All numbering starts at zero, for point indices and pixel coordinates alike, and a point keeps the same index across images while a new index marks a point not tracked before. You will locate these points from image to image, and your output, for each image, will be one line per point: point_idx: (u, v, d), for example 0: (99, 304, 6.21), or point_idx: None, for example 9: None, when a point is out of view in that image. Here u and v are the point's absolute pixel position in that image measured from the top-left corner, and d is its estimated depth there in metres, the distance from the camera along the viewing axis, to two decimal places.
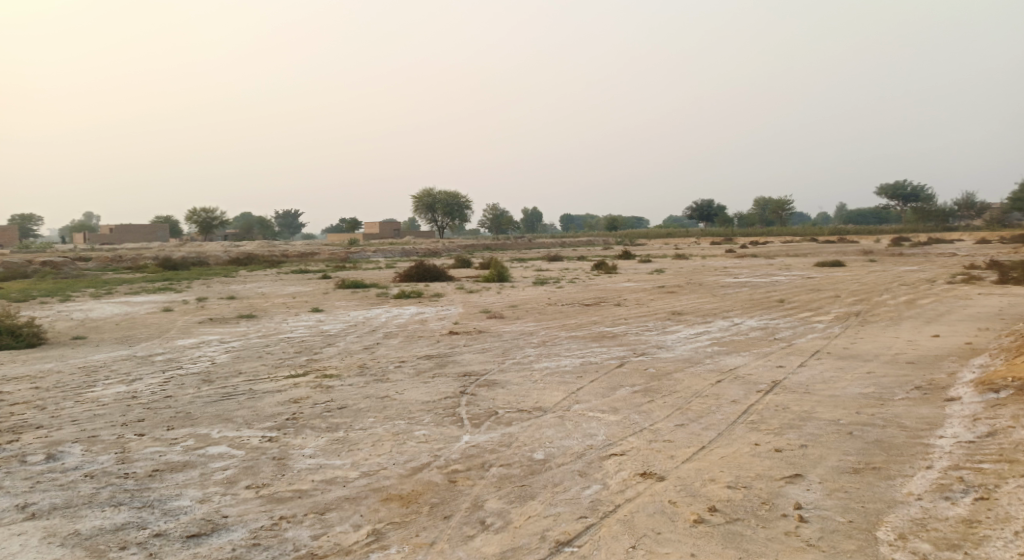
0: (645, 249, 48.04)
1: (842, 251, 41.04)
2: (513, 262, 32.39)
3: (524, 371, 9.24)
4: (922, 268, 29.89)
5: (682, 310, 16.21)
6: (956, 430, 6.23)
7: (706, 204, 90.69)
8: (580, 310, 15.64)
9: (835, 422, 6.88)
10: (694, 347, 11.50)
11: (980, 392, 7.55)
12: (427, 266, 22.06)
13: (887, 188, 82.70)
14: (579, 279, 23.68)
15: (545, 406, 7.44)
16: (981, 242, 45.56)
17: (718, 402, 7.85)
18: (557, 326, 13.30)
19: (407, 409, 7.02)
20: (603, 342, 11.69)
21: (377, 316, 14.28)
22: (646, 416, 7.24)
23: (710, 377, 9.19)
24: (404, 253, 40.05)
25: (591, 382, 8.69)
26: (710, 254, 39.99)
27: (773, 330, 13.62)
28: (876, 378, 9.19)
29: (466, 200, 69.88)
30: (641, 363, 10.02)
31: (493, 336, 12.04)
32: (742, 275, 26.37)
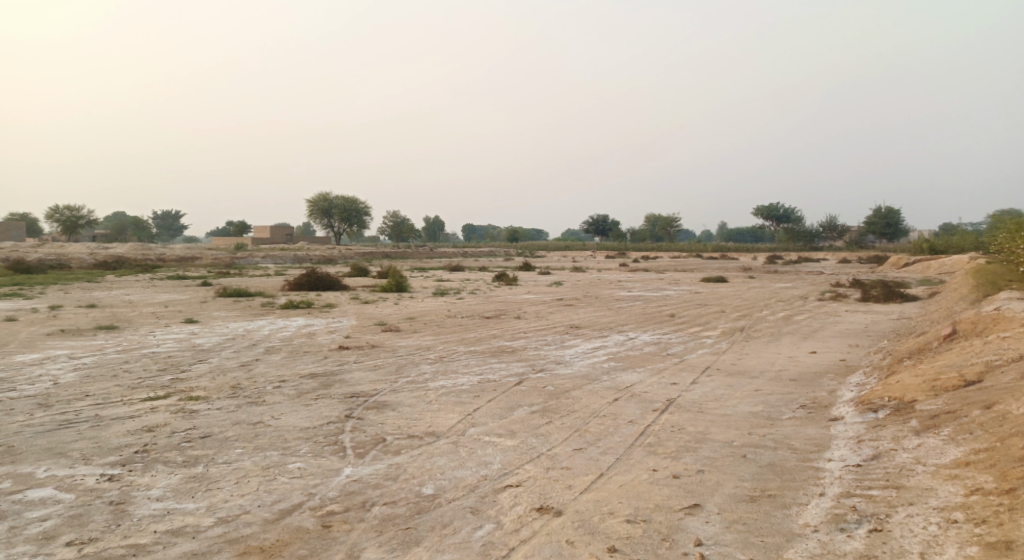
0: (543, 260, 48.32)
1: (726, 267, 42.90)
2: (411, 271, 31.60)
3: (417, 391, 8.73)
4: (798, 285, 31.59)
5: (579, 324, 16.14)
6: (843, 453, 6.27)
7: (601, 219, 92.84)
8: (476, 324, 15.23)
9: (729, 444, 6.81)
10: (592, 362, 11.37)
11: (860, 411, 7.68)
12: (318, 274, 21.05)
13: (764, 210, 87.61)
14: (479, 290, 23.34)
15: (437, 431, 6.99)
16: (846, 262, 49.09)
17: (615, 423, 7.65)
18: (454, 340, 12.84)
19: (281, 437, 6.59)
20: (500, 357, 11.34)
21: (259, 329, 13.30)
22: (544, 439, 6.92)
23: (608, 395, 9.02)
24: (296, 259, 38.39)
25: (488, 402, 8.31)
26: (606, 267, 40.71)
27: (666, 345, 13.77)
28: (764, 395, 9.33)
29: (363, 206, 67.96)
30: (539, 380, 9.74)
31: (386, 352, 11.42)
32: (636, 288, 26.92)
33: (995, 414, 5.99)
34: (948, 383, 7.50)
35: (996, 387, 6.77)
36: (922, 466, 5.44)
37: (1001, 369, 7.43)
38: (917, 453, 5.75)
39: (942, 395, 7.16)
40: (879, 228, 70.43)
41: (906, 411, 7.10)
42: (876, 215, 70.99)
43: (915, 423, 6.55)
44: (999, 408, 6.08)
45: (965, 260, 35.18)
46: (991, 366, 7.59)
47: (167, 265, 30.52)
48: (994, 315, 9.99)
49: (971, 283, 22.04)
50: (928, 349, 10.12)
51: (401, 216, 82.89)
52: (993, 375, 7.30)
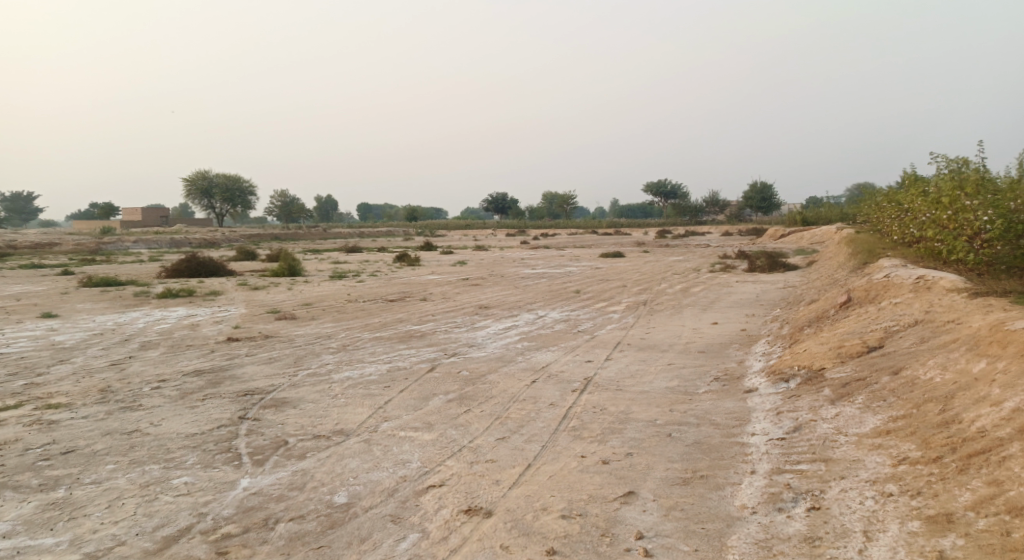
0: (442, 239, 47.52)
1: (621, 242, 43.80)
2: (304, 253, 30.18)
3: (320, 385, 8.07)
4: (690, 257, 32.63)
5: (486, 304, 15.77)
6: (765, 426, 6.23)
7: (499, 196, 92.86)
8: (379, 308, 14.54)
9: (652, 423, 6.66)
10: (504, 343, 11.04)
11: (774, 382, 7.75)
12: (202, 260, 19.57)
13: (653, 186, 90.36)
14: (379, 271, 22.48)
15: (346, 429, 6.43)
16: (729, 234, 51.36)
17: (535, 408, 7.34)
18: (357, 326, 12.16)
19: (162, 447, 5.85)
20: (408, 343, 10.78)
21: (134, 322, 12.07)
22: (463, 430, 6.52)
23: (524, 378, 8.70)
24: (175, 244, 35.85)
25: (400, 393, 7.79)
26: (505, 245, 40.53)
27: (575, 322, 13.66)
28: (677, 369, 9.32)
29: (247, 185, 64.57)
30: (452, 365, 9.30)
31: (282, 342, 10.60)
32: (538, 265, 26.87)
33: (905, 379, 6.09)
34: (853, 349, 7.67)
35: (900, 351, 6.95)
36: (844, 436, 5.43)
37: (900, 333, 7.67)
38: (838, 423, 5.76)
39: (850, 362, 7.30)
40: (755, 201, 74.24)
41: (817, 380, 7.18)
42: (752, 190, 74.77)
43: (829, 392, 6.62)
44: (907, 373, 6.20)
45: (837, 229, 37.49)
46: (892, 332, 7.83)
47: (25, 254, 27.59)
48: (884, 282, 10.43)
49: (848, 250, 23.38)
50: (826, 316, 10.44)
51: (291, 196, 79.39)
52: (894, 339, 7.51)
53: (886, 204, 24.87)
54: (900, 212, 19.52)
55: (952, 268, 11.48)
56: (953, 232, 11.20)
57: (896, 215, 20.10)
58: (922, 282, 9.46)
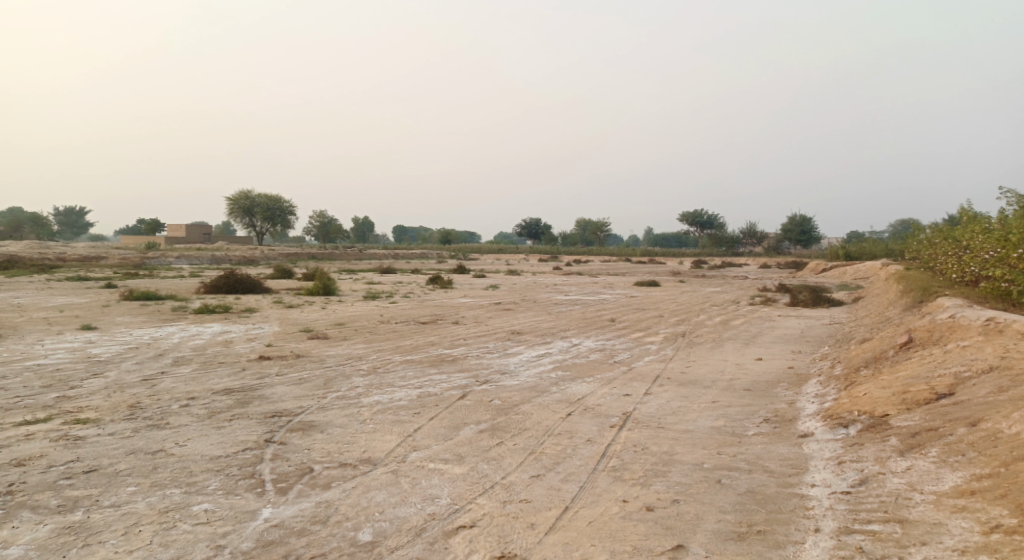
0: (477, 263, 47.47)
1: (657, 271, 43.17)
2: (339, 273, 30.19)
3: (349, 409, 7.74)
4: (728, 289, 31.87)
5: (520, 330, 15.38)
6: (826, 477, 5.71)
7: (534, 222, 92.76)
8: (411, 330, 14.26)
9: (699, 467, 6.18)
10: (538, 372, 10.62)
11: (830, 427, 7.21)
12: (238, 276, 19.58)
13: (689, 216, 89.42)
14: (413, 293, 22.28)
15: (373, 458, 6.07)
16: (767, 267, 50.39)
17: (573, 444, 6.91)
18: (389, 349, 11.86)
19: (186, 470, 5.55)
20: (440, 368, 10.44)
21: (168, 336, 11.96)
22: (496, 465, 6.11)
23: (560, 410, 8.28)
24: (214, 260, 36.27)
25: (430, 420, 7.42)
26: (539, 271, 40.19)
27: (612, 352, 13.18)
28: (722, 407, 8.80)
29: (287, 204, 65.49)
30: (485, 393, 8.92)
31: (313, 362, 10.34)
32: (573, 292, 26.43)
33: (984, 433, 5.55)
34: (919, 396, 7.12)
35: (975, 402, 6.41)
36: (919, 494, 4.90)
37: (973, 381, 7.10)
38: (910, 478, 5.22)
39: (917, 410, 6.76)
40: (793, 235, 72.91)
41: (881, 428, 6.64)
42: (790, 222, 73.42)
43: (896, 442, 6.08)
44: (987, 426, 5.66)
45: (880, 265, 36.45)
46: (962, 379, 7.27)
47: (69, 266, 28.09)
48: (948, 323, 9.85)
49: (897, 288, 22.55)
50: (883, 357, 9.85)
51: (329, 216, 80.39)
52: (966, 388, 6.96)
53: (938, 240, 24.19)
54: (956, 249, 18.92)
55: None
56: None
57: (951, 252, 19.49)
58: (991, 324, 8.92)
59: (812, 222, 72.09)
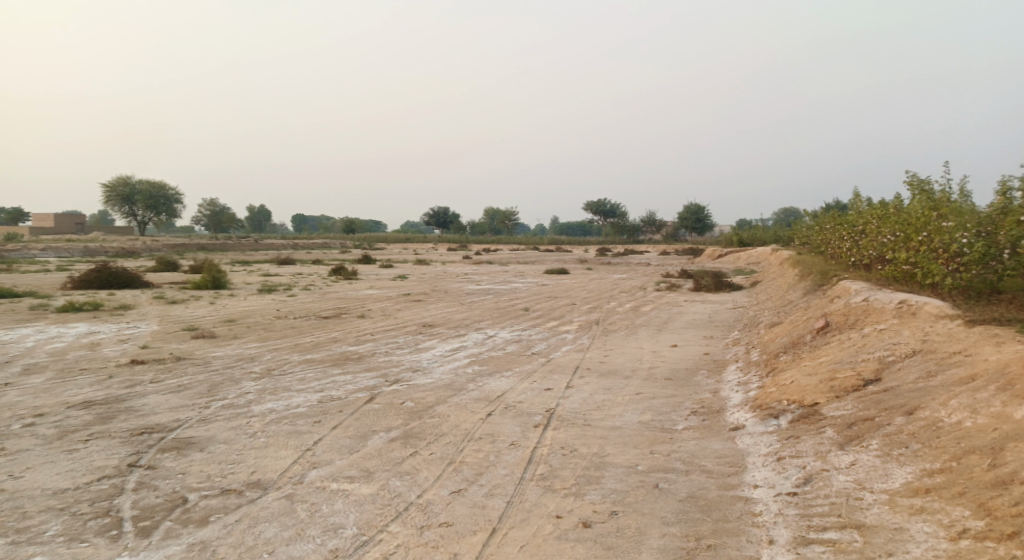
0: (380, 253, 46.00)
1: (563, 259, 43.25)
2: (230, 266, 28.36)
3: (235, 420, 6.80)
4: (633, 276, 32.14)
5: (431, 322, 14.59)
6: (767, 476, 5.34)
7: (440, 211, 91.13)
8: (311, 326, 13.19)
9: (634, 471, 5.68)
10: (453, 368, 9.92)
11: (761, 419, 6.91)
12: (111, 270, 17.77)
13: (592, 205, 90.54)
14: (314, 285, 20.98)
15: (263, 481, 5.22)
16: (666, 254, 51.62)
17: (495, 450, 6.27)
18: (285, 347, 10.82)
19: (19, 513, 4.53)
20: (344, 367, 9.54)
21: (24, 340, 10.45)
22: (410, 481, 5.41)
23: (478, 411, 7.61)
24: (88, 253, 33.26)
25: (333, 430, 6.61)
26: (447, 260, 39.30)
27: (529, 343, 12.64)
28: (648, 399, 8.40)
29: (171, 192, 61.34)
30: (395, 395, 8.14)
31: (195, 365, 9.21)
32: (483, 282, 25.81)
33: (924, 422, 5.33)
34: (846, 384, 6.93)
35: (906, 389, 6.25)
36: (869, 494, 4.57)
37: (898, 366, 7.00)
38: (857, 475, 4.90)
39: (849, 399, 6.57)
40: (688, 224, 75.14)
41: (814, 420, 6.37)
42: (686, 212, 75.56)
43: (834, 434, 5.80)
44: (925, 415, 5.45)
45: (771, 251, 37.88)
46: (887, 364, 7.16)
47: None
48: (862, 306, 9.88)
49: (794, 271, 23.26)
50: (801, 343, 9.76)
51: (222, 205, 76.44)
52: (893, 373, 6.84)
53: (829, 226, 25.24)
54: (850, 233, 19.66)
55: (928, 293, 11.34)
56: (929, 256, 11.21)
57: (845, 237, 20.28)
58: (905, 307, 8.97)
59: (706, 212, 74.37)
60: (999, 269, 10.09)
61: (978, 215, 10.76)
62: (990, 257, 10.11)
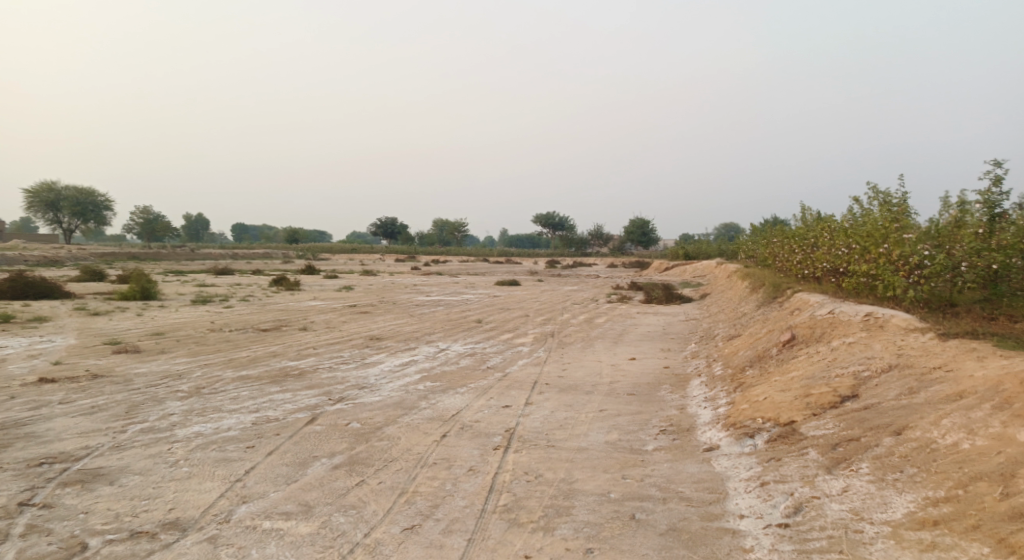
0: (326, 263, 44.67)
1: (514, 271, 42.74)
2: (164, 275, 26.88)
3: (154, 447, 6.06)
4: (584, 288, 31.70)
5: (379, 335, 13.86)
6: (753, 504, 4.89)
7: (388, 221, 89.77)
8: (248, 339, 12.30)
9: (607, 499, 5.17)
10: (403, 384, 9.25)
11: (736, 438, 6.47)
12: (27, 279, 16.48)
13: (541, 217, 90.32)
14: (253, 296, 19.94)
15: (182, 520, 4.73)
16: (614, 267, 51.69)
17: (451, 477, 5.65)
18: (218, 363, 9.97)
19: None
20: (283, 385, 8.78)
21: None
22: (357, 518, 4.80)
23: (432, 432, 6.98)
24: (6, 262, 31.17)
25: (268, 457, 5.91)
26: (395, 271, 38.17)
27: (483, 357, 12.04)
28: (612, 416, 7.91)
29: (100, 198, 58.63)
30: (340, 415, 7.45)
31: (114, 384, 8.32)
32: (433, 293, 25.08)
33: (916, 444, 4.92)
34: (823, 401, 6.55)
35: (889, 406, 5.87)
36: (871, 526, 4.15)
37: (875, 381, 6.68)
38: (853, 504, 4.47)
39: (827, 417, 6.18)
40: (636, 236, 75.47)
41: (794, 440, 5.94)
42: (632, 226, 76.05)
43: (818, 455, 5.38)
44: (916, 435, 5.04)
45: (716, 264, 38.13)
46: (864, 379, 6.83)
47: None
48: (827, 319, 9.60)
49: (744, 283, 23.22)
50: (767, 357, 9.43)
51: (155, 213, 73.14)
52: (871, 389, 6.50)
53: (776, 239, 25.42)
54: (800, 245, 19.67)
55: (889, 305, 11.21)
56: (889, 266, 11.05)
57: (795, 249, 20.28)
58: (872, 319, 8.72)
59: (651, 225, 74.98)
60: (958, 281, 9.99)
61: (937, 227, 10.69)
62: (950, 269, 10.00)
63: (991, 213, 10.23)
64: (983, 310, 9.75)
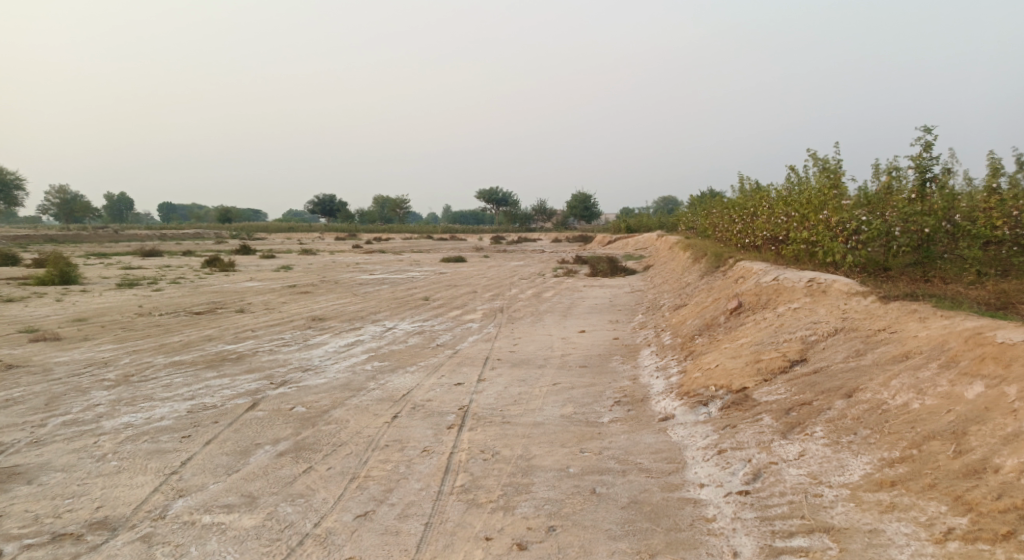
0: (263, 243, 43.46)
1: (459, 247, 42.45)
2: (88, 259, 25.65)
3: (78, 441, 5.77)
4: (529, 263, 31.67)
5: (322, 315, 13.48)
6: (711, 472, 4.88)
7: (327, 199, 87.86)
8: (181, 323, 11.80)
9: (565, 474, 5.09)
10: (349, 365, 8.98)
11: (690, 406, 6.47)
12: None
13: (484, 194, 89.76)
14: (186, 279, 19.19)
15: (112, 518, 4.44)
16: (558, 241, 51.82)
17: (404, 459, 5.48)
18: (149, 349, 9.51)
19: None
20: (221, 370, 8.43)
21: None
22: (306, 507, 4.60)
23: (382, 413, 6.77)
24: None
25: (205, 447, 5.68)
26: (336, 249, 37.40)
27: (431, 334, 11.84)
28: (565, 389, 7.84)
29: (14, 179, 55.44)
30: (283, 399, 7.17)
31: (33, 375, 7.83)
32: (377, 271, 24.63)
33: (868, 405, 4.97)
34: (773, 366, 6.60)
35: (838, 370, 5.93)
36: (829, 489, 4.19)
37: (823, 345, 6.76)
38: (810, 468, 4.49)
39: (779, 382, 6.22)
40: (580, 210, 75.74)
41: (748, 406, 5.95)
42: (575, 200, 76.35)
43: (773, 420, 5.41)
44: (868, 397, 5.09)
45: (658, 236, 38.61)
46: (811, 344, 6.92)
47: None
48: (772, 285, 9.72)
49: (687, 253, 23.53)
50: (715, 325, 9.51)
51: (72, 192, 69.78)
52: (819, 353, 6.58)
53: (716, 209, 25.82)
54: (740, 215, 19.96)
55: (829, 270, 11.44)
56: (828, 232, 11.25)
57: (735, 219, 20.59)
58: (816, 284, 8.83)
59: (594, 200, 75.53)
60: (893, 245, 10.25)
61: (872, 193, 10.92)
62: (885, 234, 10.23)
63: (922, 178, 10.49)
64: (916, 273, 10.02)
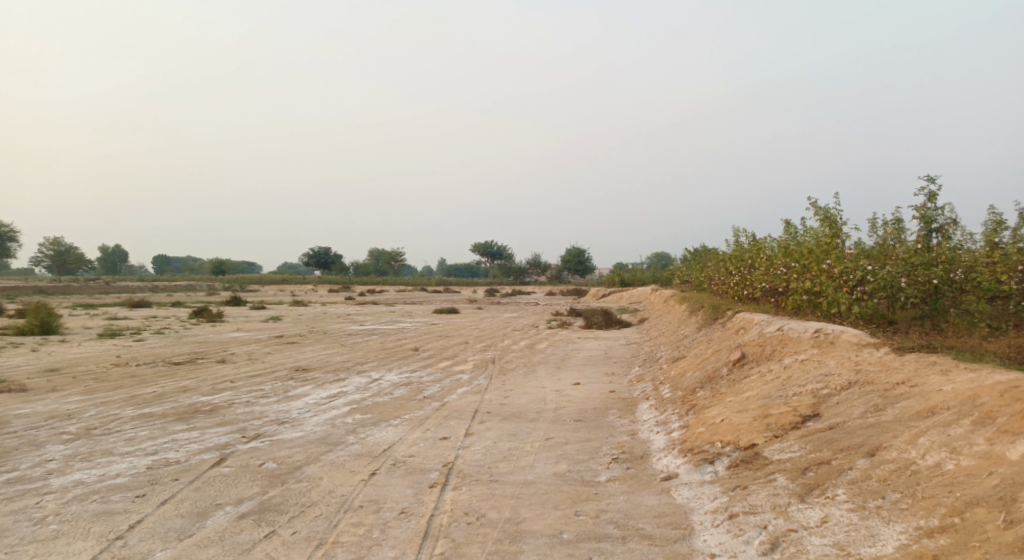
0: (255, 295, 42.90)
1: (453, 300, 42.00)
2: (72, 309, 25.04)
3: (19, 501, 5.20)
4: (523, 315, 31.16)
5: (305, 366, 12.93)
6: (723, 540, 4.36)
7: (321, 252, 87.70)
8: (156, 373, 11.23)
9: (559, 541, 4.56)
10: (329, 418, 8.41)
11: (695, 464, 5.95)
12: None
13: (480, 247, 89.99)
14: (169, 328, 18.61)
15: None
16: (553, 295, 51.42)
17: (380, 523, 4.92)
18: (117, 400, 8.93)
19: None
20: (191, 422, 7.86)
21: None
22: None
23: (360, 470, 6.22)
24: None
25: (160, 507, 5.13)
26: (328, 301, 36.88)
27: (419, 385, 11.28)
28: (559, 445, 7.30)
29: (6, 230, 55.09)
30: (253, 454, 6.61)
31: None
32: (367, 322, 24.09)
33: (894, 466, 4.48)
34: (784, 422, 6.10)
35: (856, 425, 5.44)
36: None
37: (836, 399, 6.28)
38: (836, 538, 4.00)
39: (791, 439, 5.71)
40: (570, 264, 76.08)
41: (759, 465, 5.44)
42: (568, 254, 76.62)
43: (788, 481, 4.89)
44: (893, 456, 4.60)
45: (653, 290, 38.23)
46: (824, 397, 6.43)
47: None
48: (777, 336, 9.26)
49: (683, 306, 23.08)
50: (717, 377, 9.01)
51: (64, 243, 69.34)
52: (832, 407, 6.09)
53: (711, 262, 25.50)
54: (737, 267, 19.60)
55: (832, 321, 11.01)
56: (831, 282, 10.83)
57: (732, 271, 20.25)
58: (823, 335, 8.38)
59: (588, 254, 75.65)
60: (899, 297, 9.85)
61: (876, 243, 10.57)
62: (891, 285, 9.82)
63: (927, 228, 10.13)
64: (924, 325, 9.61)
